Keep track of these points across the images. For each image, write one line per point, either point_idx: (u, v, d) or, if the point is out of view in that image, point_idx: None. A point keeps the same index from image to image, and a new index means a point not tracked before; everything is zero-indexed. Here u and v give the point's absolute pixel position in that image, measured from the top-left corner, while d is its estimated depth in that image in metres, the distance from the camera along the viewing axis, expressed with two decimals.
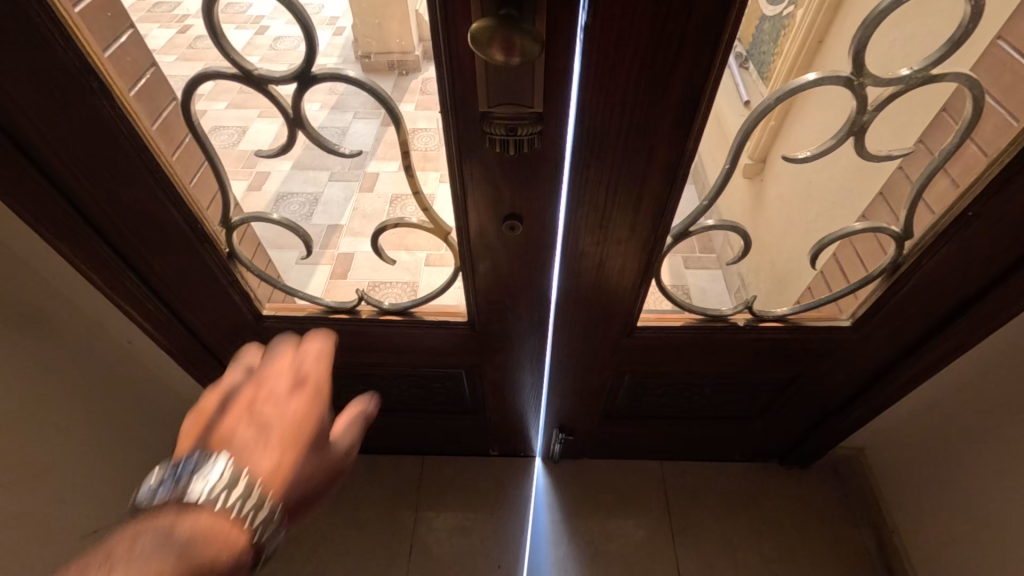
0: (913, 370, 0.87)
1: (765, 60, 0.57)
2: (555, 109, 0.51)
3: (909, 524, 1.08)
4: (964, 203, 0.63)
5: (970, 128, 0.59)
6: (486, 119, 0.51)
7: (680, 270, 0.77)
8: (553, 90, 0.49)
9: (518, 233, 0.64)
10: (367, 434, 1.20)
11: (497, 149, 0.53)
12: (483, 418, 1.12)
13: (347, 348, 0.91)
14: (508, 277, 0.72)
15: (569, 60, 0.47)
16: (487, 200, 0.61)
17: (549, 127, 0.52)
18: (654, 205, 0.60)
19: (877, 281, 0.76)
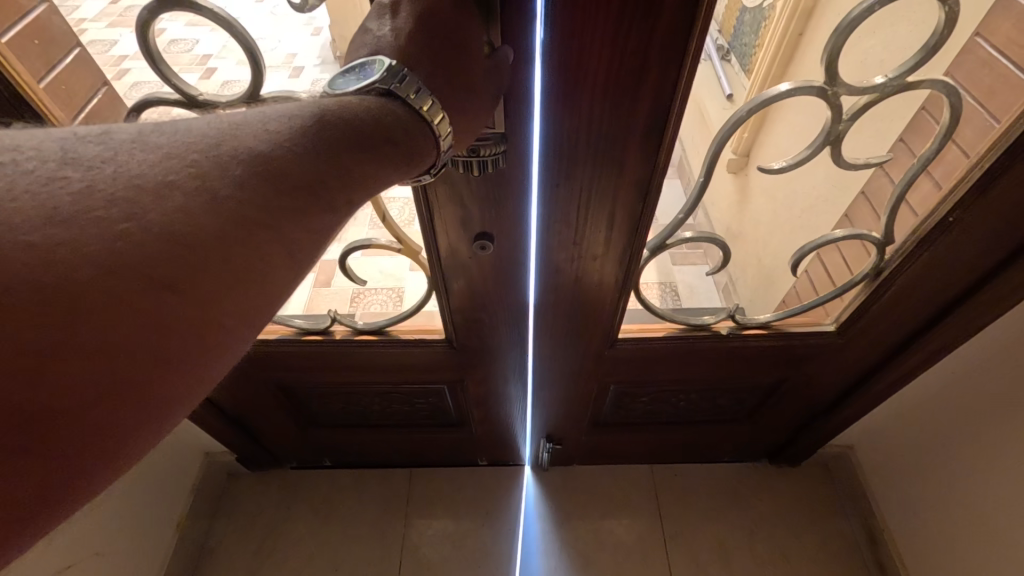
0: (899, 370, 0.86)
1: (747, 51, 0.53)
2: (518, 127, 0.48)
3: (900, 522, 1.07)
4: (945, 209, 0.61)
5: (950, 132, 0.57)
6: None
7: (668, 268, 0.73)
8: (514, 106, 0.47)
9: (489, 252, 0.62)
10: (353, 450, 1.18)
11: (460, 169, 0.51)
12: (469, 430, 1.10)
13: (325, 369, 0.88)
14: (484, 293, 0.70)
15: (529, 76, 0.45)
16: (456, 220, 0.58)
17: (512, 145, 0.50)
18: (626, 219, 0.58)
19: (859, 285, 0.74)
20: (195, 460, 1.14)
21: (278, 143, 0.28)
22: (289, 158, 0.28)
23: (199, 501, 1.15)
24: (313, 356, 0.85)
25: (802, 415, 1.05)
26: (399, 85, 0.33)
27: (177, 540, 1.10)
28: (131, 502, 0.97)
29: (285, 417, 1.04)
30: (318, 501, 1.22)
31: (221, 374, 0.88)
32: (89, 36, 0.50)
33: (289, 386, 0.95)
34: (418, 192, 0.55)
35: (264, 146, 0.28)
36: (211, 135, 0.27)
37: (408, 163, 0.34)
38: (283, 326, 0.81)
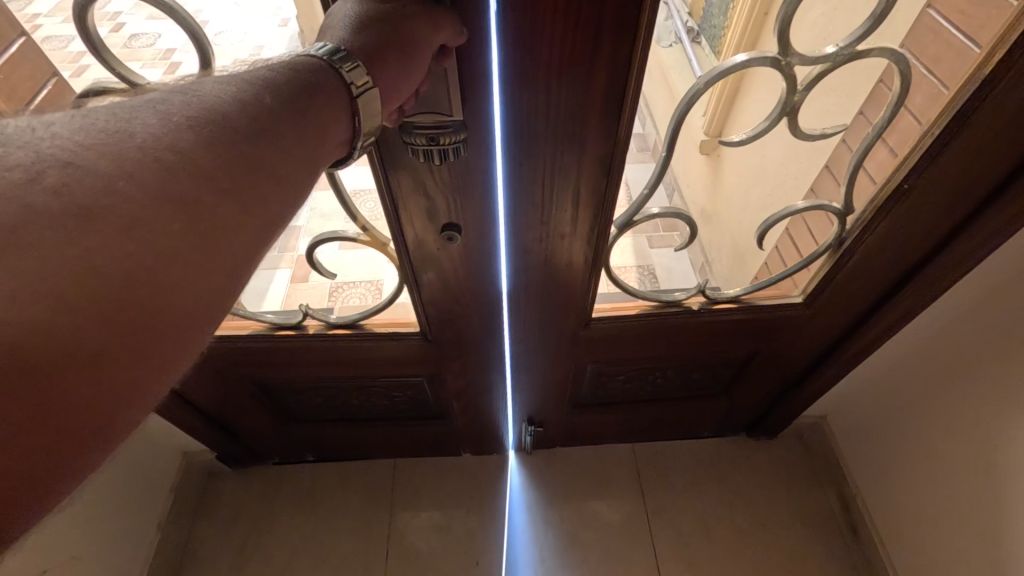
0: (865, 338, 0.88)
1: (715, 33, 0.55)
2: (477, 110, 0.48)
3: (871, 487, 1.11)
4: (900, 174, 0.63)
5: (902, 99, 0.59)
6: (406, 128, 0.48)
7: (645, 250, 0.76)
8: (473, 92, 0.47)
9: (457, 242, 0.62)
10: (335, 444, 1.17)
11: (421, 159, 0.51)
12: (450, 422, 1.11)
13: (300, 363, 0.87)
14: (455, 283, 0.70)
15: (487, 55, 0.44)
16: (421, 210, 0.58)
17: (473, 129, 0.50)
18: (590, 197, 0.59)
19: (825, 255, 0.76)
20: (173, 460, 1.12)
21: (202, 120, 0.30)
22: (215, 132, 0.30)
23: (180, 501, 1.14)
24: (287, 353, 0.84)
25: (775, 388, 1.07)
26: (336, 59, 0.35)
27: (159, 540, 1.08)
28: (110, 504, 0.96)
29: (262, 413, 1.03)
30: (302, 494, 1.21)
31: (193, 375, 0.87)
32: (45, 32, 0.48)
33: (265, 382, 0.94)
34: (382, 188, 0.55)
35: (190, 125, 0.29)
36: (139, 115, 0.29)
37: (328, 133, 0.36)
38: (251, 323, 0.79)
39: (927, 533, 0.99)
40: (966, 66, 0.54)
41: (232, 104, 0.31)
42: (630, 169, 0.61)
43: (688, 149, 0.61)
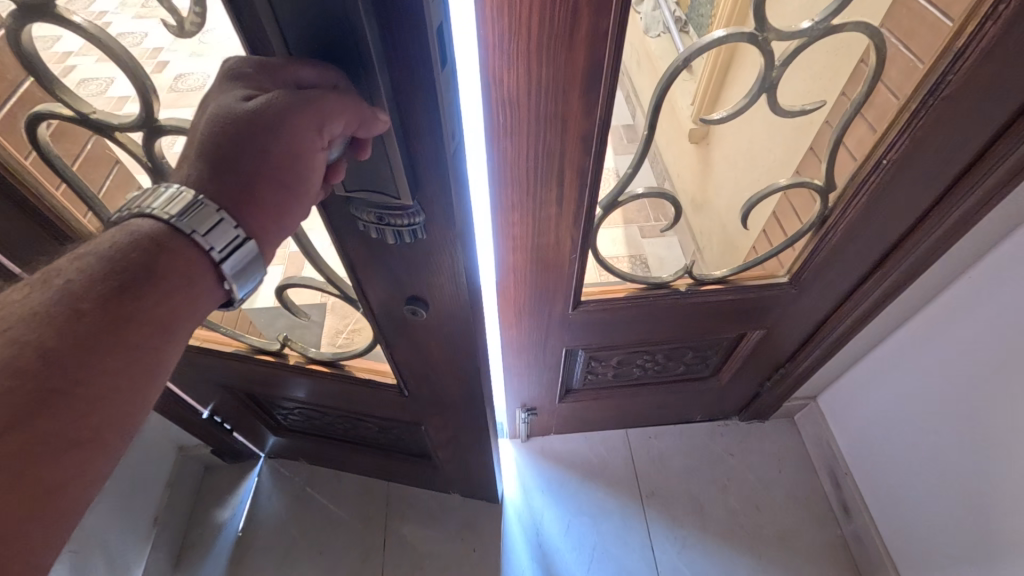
0: (853, 315, 0.90)
1: (703, 23, 0.54)
2: (430, 186, 0.42)
3: (858, 464, 1.12)
4: (879, 151, 0.65)
5: (879, 73, 0.60)
6: (352, 203, 0.44)
7: (637, 240, 0.75)
8: (423, 172, 0.41)
9: (424, 316, 0.58)
10: (324, 454, 1.16)
11: (373, 235, 0.47)
12: (437, 463, 1.06)
13: (283, 388, 0.89)
14: (426, 345, 0.66)
15: (433, 124, 0.37)
16: (384, 279, 0.55)
17: (430, 205, 0.43)
18: (574, 181, 0.60)
19: (808, 233, 0.77)
20: (168, 456, 1.13)
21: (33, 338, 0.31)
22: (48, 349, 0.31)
23: (176, 496, 1.14)
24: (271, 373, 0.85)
25: (765, 369, 1.09)
26: (190, 216, 0.34)
27: (155, 537, 1.08)
28: (107, 498, 0.96)
29: (252, 416, 1.04)
30: (299, 488, 1.22)
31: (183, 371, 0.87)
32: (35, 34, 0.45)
33: (255, 394, 0.95)
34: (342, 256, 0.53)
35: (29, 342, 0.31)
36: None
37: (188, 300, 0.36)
38: (229, 346, 0.81)
39: (912, 507, 1.00)
40: (942, 38, 0.55)
41: (63, 308, 0.32)
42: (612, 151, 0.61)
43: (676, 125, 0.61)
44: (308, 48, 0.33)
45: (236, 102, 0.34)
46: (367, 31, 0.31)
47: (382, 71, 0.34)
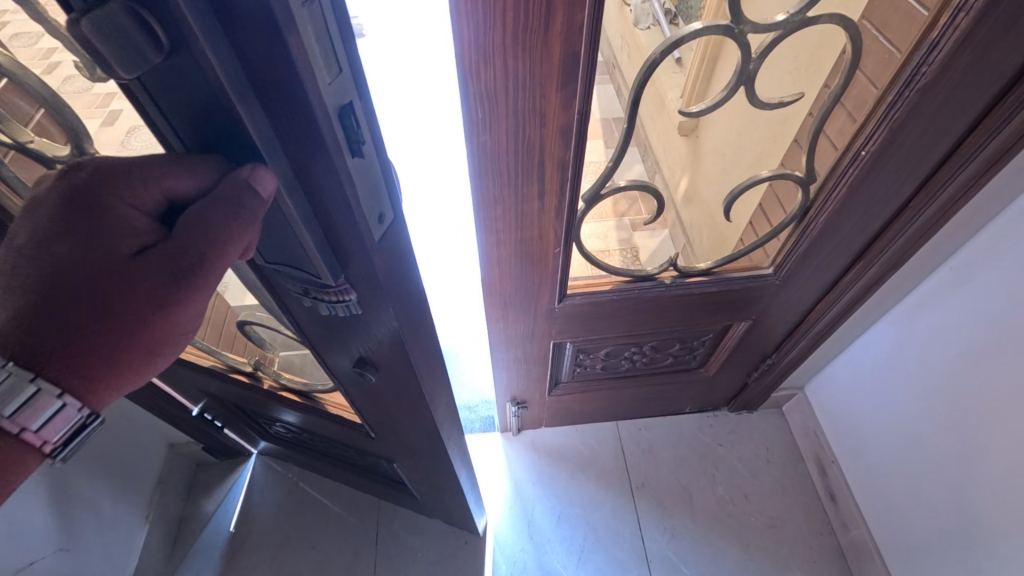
0: (838, 304, 0.91)
1: (692, 14, 0.54)
2: (354, 265, 0.38)
3: (844, 453, 1.14)
4: (858, 143, 0.65)
5: (856, 64, 0.60)
6: (277, 272, 0.41)
7: (628, 234, 0.75)
8: (346, 252, 0.37)
9: (373, 377, 0.54)
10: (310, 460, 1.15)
11: (307, 303, 0.43)
12: (412, 490, 1.02)
13: (261, 404, 0.88)
14: (381, 396, 0.62)
15: (347, 209, 0.33)
16: (329, 341, 0.51)
17: (358, 281, 0.39)
18: (554, 175, 0.60)
19: (791, 224, 0.78)
20: (159, 453, 1.13)
21: None
22: None
23: (168, 492, 1.14)
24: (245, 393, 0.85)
25: (752, 360, 1.10)
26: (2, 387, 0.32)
27: (147, 534, 1.08)
28: (98, 495, 0.96)
29: (238, 418, 1.04)
30: (291, 482, 1.22)
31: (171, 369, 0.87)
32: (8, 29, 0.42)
33: (235, 403, 0.94)
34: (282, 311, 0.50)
35: None
36: None
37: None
38: (201, 366, 0.81)
39: (896, 493, 1.01)
40: (916, 28, 0.56)
41: None
42: (591, 146, 0.61)
43: (659, 115, 0.62)
44: (191, 129, 0.30)
45: (101, 247, 0.33)
46: (243, 116, 0.28)
47: (273, 158, 0.30)
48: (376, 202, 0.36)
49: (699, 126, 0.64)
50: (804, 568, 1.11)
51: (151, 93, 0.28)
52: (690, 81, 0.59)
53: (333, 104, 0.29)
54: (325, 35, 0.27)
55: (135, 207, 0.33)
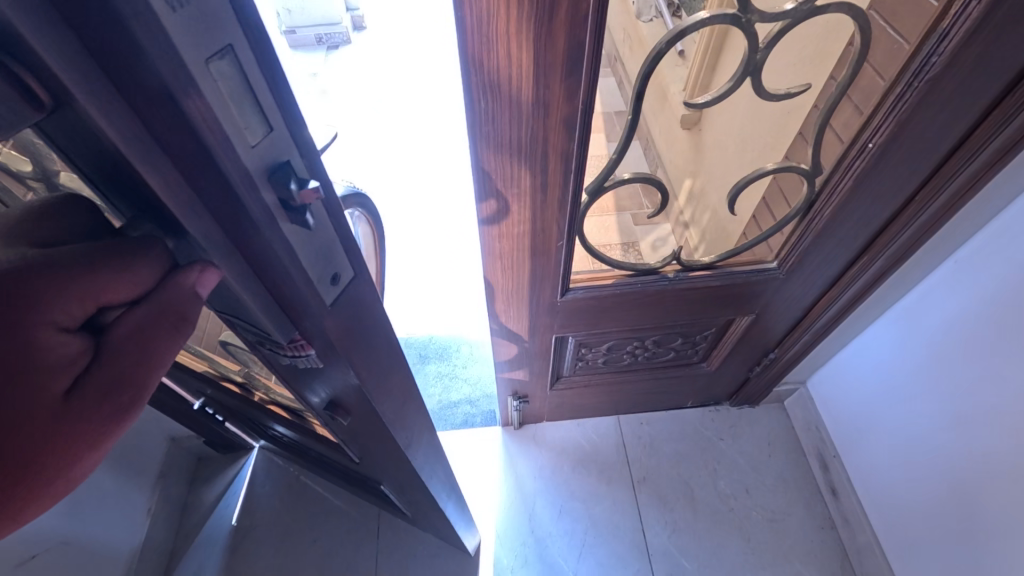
0: (842, 299, 0.91)
1: (695, 8, 0.53)
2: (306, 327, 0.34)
3: (845, 448, 1.14)
4: (865, 135, 0.65)
5: (864, 54, 0.60)
6: (232, 318, 0.37)
7: (629, 228, 0.75)
8: (293, 316, 0.33)
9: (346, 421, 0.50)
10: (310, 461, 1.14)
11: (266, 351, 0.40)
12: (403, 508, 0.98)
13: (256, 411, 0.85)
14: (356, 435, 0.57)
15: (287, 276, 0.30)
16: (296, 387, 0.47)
17: (313, 339, 0.35)
18: (558, 168, 0.59)
19: (795, 218, 0.77)
20: (160, 446, 1.12)
21: None
22: None
23: (169, 486, 1.14)
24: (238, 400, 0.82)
25: (755, 354, 1.10)
26: None
27: (149, 528, 1.07)
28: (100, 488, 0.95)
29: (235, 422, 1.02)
30: (293, 476, 1.23)
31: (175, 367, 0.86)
32: None
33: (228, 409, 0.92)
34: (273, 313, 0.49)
35: None
36: None
37: None
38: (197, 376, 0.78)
39: (898, 489, 1.01)
40: (925, 18, 0.55)
41: None
42: (595, 138, 0.61)
43: (663, 108, 0.61)
44: (98, 181, 0.26)
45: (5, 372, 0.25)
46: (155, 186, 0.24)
47: (198, 230, 0.26)
48: (326, 264, 0.32)
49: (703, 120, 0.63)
50: (805, 563, 1.11)
51: (54, 140, 0.24)
52: (694, 73, 0.58)
53: (264, 169, 0.26)
54: (247, 93, 0.23)
55: (55, 321, 0.26)
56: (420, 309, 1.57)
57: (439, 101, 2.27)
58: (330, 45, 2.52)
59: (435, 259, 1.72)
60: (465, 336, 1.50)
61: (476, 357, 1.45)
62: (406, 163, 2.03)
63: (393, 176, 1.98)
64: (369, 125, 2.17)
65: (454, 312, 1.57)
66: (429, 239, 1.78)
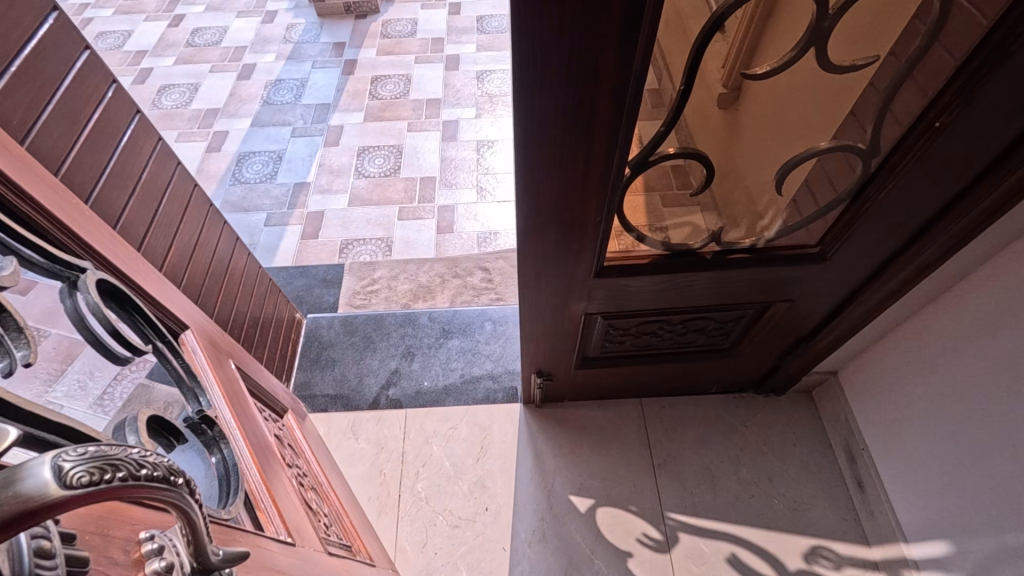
0: (886, 287, 0.88)
1: None
2: None
3: (873, 440, 1.11)
4: (933, 114, 0.62)
5: (938, 31, 0.58)
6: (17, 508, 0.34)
7: (657, 208, 0.72)
8: None
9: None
10: (319, 445, 1.13)
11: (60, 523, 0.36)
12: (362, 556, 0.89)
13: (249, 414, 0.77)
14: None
15: None
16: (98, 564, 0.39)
17: None
18: (606, 139, 0.57)
19: (844, 202, 0.75)
20: None
21: None
22: None
23: None
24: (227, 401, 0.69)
25: (786, 342, 1.08)
26: None
27: None
28: None
29: None
30: None
31: (207, 322, 0.81)
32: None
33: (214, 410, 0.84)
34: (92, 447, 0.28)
35: None
36: None
37: None
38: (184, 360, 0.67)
39: (930, 487, 0.98)
40: None
41: None
42: (641, 125, 0.59)
43: (719, 80, 0.59)
44: None
45: None
46: None
47: None
48: None
49: (740, 97, 0.61)
50: (826, 555, 1.10)
51: None
52: (756, 43, 0.56)
53: None
54: None
55: None
56: (445, 284, 1.57)
57: (467, 73, 2.22)
58: (359, 14, 2.48)
59: (460, 234, 1.71)
60: (489, 312, 1.50)
61: (500, 333, 1.45)
62: (432, 135, 2.01)
63: (418, 149, 1.97)
64: (396, 96, 2.15)
65: (478, 288, 1.56)
66: (454, 213, 1.77)
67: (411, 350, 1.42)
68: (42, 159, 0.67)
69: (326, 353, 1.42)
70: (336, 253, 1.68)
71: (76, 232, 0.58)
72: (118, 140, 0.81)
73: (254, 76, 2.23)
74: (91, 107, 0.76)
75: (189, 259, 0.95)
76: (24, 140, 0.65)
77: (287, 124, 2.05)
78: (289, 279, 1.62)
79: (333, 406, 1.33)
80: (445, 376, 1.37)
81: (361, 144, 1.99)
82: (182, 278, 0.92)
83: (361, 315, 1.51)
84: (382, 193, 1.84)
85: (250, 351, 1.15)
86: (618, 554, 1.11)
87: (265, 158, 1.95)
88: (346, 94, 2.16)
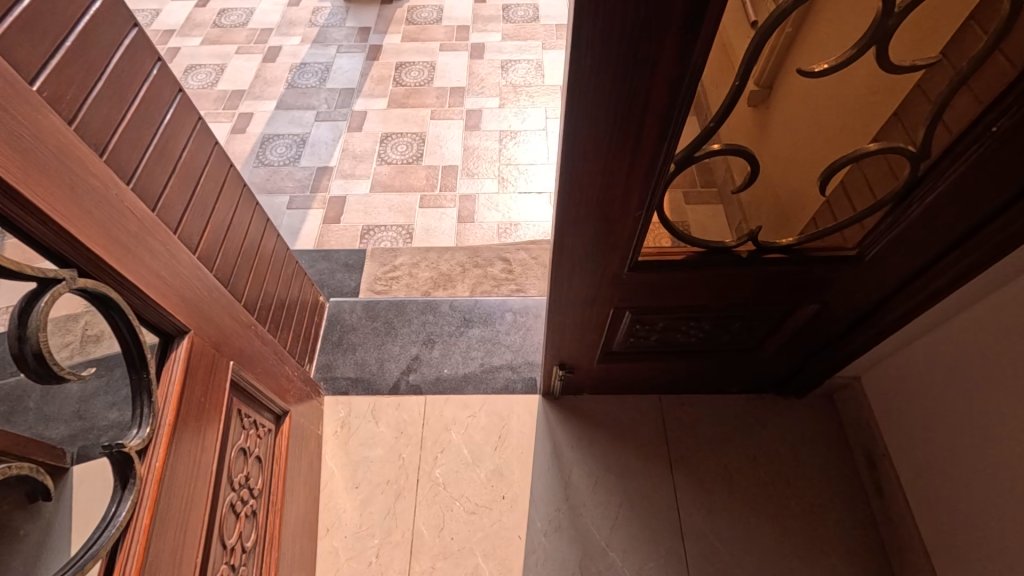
0: (921, 293, 0.87)
1: None
2: None
3: (896, 447, 1.10)
4: (991, 118, 0.61)
5: (1000, 36, 0.58)
6: None
7: (683, 205, 0.72)
8: None
9: None
10: (302, 441, 1.14)
11: None
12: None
13: (209, 436, 0.76)
14: None
15: None
16: None
17: None
18: (652, 132, 0.57)
19: (887, 205, 0.74)
20: None
21: None
22: None
23: None
24: (178, 424, 0.69)
25: (812, 345, 1.07)
26: None
27: None
28: None
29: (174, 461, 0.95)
30: (337, 424, 1.29)
31: (219, 316, 0.82)
32: None
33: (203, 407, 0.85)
34: None
35: None
36: None
37: None
38: (154, 373, 0.67)
39: (951, 496, 0.98)
40: None
41: None
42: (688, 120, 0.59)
43: (770, 75, 0.58)
44: None
45: None
46: None
47: None
48: None
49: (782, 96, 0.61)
50: (840, 557, 1.10)
51: None
52: (808, 40, 0.56)
53: None
54: None
55: None
56: (465, 273, 1.58)
57: (493, 62, 2.21)
58: None
59: (481, 224, 1.72)
60: (510, 303, 1.50)
61: (520, 324, 1.45)
62: (456, 125, 2.00)
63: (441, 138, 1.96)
64: (420, 83, 2.14)
65: (499, 278, 1.56)
66: (476, 203, 1.77)
67: (432, 337, 1.43)
68: (91, 135, 0.68)
69: (348, 337, 1.44)
70: (357, 239, 1.69)
71: (85, 241, 0.57)
72: (160, 119, 0.82)
73: (280, 58, 2.24)
74: (137, 84, 0.77)
75: (222, 238, 0.96)
76: (75, 117, 0.66)
77: (311, 107, 2.06)
78: (312, 262, 1.63)
79: (354, 389, 1.34)
80: (465, 364, 1.38)
81: (384, 130, 1.99)
82: (215, 257, 0.94)
83: (382, 301, 1.52)
84: (405, 181, 1.84)
85: (275, 332, 1.17)
86: (632, 546, 1.12)
87: (289, 141, 1.96)
88: (371, 79, 2.16)
